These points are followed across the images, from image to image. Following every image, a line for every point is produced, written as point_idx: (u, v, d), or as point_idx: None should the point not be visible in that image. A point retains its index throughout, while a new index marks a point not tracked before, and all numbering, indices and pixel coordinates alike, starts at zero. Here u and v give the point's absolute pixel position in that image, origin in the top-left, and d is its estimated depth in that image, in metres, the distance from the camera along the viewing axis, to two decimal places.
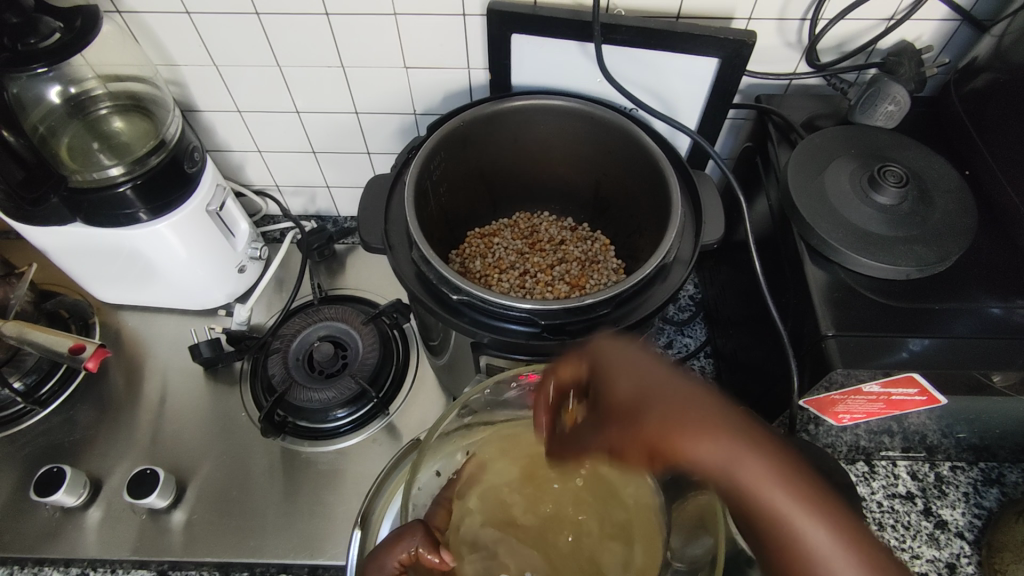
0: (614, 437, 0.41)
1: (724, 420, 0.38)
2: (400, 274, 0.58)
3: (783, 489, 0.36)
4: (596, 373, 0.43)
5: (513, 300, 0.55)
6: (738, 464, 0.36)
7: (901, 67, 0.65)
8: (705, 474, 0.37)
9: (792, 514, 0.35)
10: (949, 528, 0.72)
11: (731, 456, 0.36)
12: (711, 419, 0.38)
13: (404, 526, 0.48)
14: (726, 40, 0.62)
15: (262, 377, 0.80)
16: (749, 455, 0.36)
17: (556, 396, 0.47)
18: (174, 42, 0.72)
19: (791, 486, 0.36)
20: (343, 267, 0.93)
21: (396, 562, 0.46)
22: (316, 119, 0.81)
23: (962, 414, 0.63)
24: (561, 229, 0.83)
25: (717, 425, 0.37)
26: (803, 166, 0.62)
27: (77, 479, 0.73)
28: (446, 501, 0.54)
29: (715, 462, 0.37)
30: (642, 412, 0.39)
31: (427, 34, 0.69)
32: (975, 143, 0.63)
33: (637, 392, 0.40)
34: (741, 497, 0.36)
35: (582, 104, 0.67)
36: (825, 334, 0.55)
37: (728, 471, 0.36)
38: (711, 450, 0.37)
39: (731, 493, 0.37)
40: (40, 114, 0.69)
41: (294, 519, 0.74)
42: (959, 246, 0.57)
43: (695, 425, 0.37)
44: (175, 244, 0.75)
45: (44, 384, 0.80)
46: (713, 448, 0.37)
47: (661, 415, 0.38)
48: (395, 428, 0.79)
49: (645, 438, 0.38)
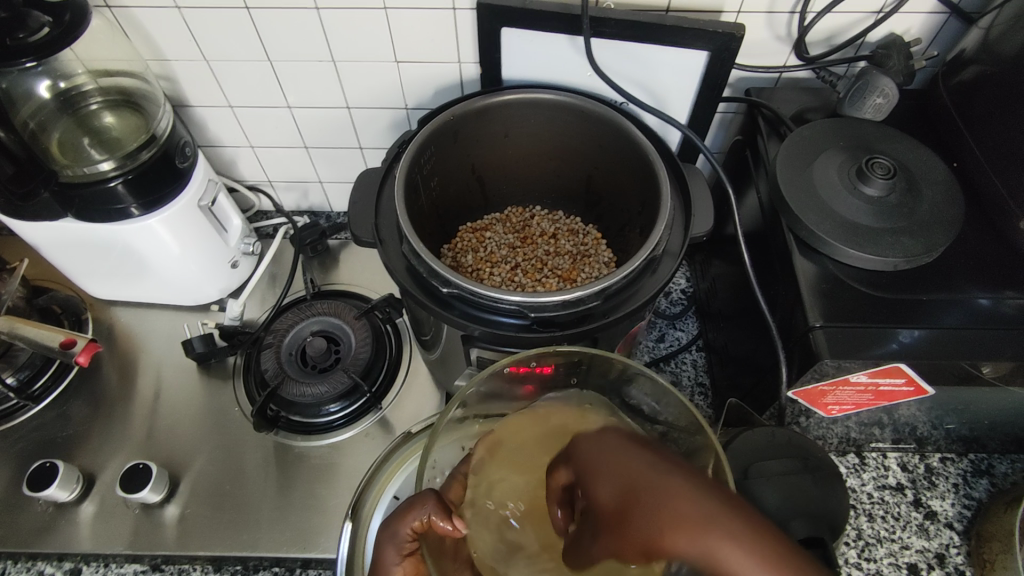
0: (610, 550, 0.36)
1: (718, 523, 0.33)
2: (390, 267, 0.58)
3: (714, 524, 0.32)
4: (583, 480, 0.40)
5: (503, 293, 0.55)
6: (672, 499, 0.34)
7: (889, 60, 0.65)
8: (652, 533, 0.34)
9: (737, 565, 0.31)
10: (938, 519, 0.73)
11: (678, 497, 0.34)
12: (669, 486, 0.35)
13: (418, 496, 0.51)
14: (715, 33, 0.62)
15: (255, 372, 0.81)
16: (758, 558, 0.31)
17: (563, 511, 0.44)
18: (164, 38, 0.72)
19: (733, 526, 0.32)
20: (337, 262, 0.93)
21: (409, 528, 0.49)
22: (308, 115, 0.81)
23: (951, 405, 0.64)
24: (554, 222, 0.84)
25: (702, 484, 0.35)
26: (792, 158, 0.62)
27: (70, 474, 0.73)
28: (463, 474, 0.54)
29: (706, 561, 0.32)
30: (630, 514, 0.35)
31: (417, 29, 0.69)
32: (963, 136, 0.63)
33: (626, 496, 0.36)
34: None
35: (571, 97, 0.67)
36: (812, 326, 0.56)
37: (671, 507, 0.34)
38: (646, 504, 0.35)
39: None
40: (30, 109, 0.69)
41: (287, 512, 0.74)
42: (945, 238, 0.57)
43: (656, 499, 0.35)
44: (167, 239, 0.75)
45: (37, 379, 0.80)
46: (690, 534, 0.32)
47: (644, 505, 0.35)
48: (388, 422, 0.79)
49: (636, 540, 0.34)
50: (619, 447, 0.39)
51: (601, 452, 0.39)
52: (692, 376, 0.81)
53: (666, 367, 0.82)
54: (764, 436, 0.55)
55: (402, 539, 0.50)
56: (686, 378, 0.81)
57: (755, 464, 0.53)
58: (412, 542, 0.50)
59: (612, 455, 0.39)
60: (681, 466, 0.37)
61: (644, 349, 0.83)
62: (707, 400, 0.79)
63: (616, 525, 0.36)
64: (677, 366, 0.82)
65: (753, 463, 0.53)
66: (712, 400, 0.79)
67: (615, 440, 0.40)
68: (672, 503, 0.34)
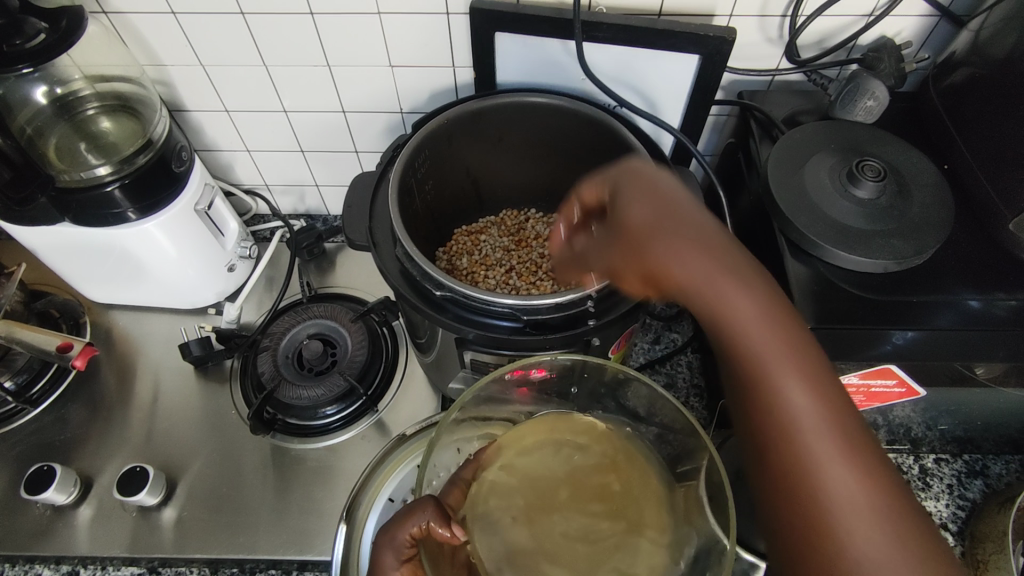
0: (618, 261, 0.50)
1: (745, 286, 0.45)
2: (384, 270, 0.59)
3: (753, 319, 0.45)
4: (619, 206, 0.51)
5: (496, 295, 0.56)
6: (711, 265, 0.46)
7: (880, 63, 0.65)
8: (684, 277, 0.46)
9: (773, 371, 0.44)
10: (933, 519, 0.73)
11: (708, 260, 0.46)
12: (698, 239, 0.47)
13: (417, 501, 0.52)
14: (707, 36, 0.62)
15: (251, 375, 0.81)
16: (746, 292, 0.45)
17: (581, 218, 0.55)
18: (160, 43, 0.72)
19: (763, 321, 0.45)
20: (333, 265, 0.93)
21: (408, 533, 0.50)
22: (304, 118, 0.82)
23: (943, 406, 0.64)
24: (549, 226, 0.84)
25: (730, 255, 0.47)
26: (783, 161, 0.63)
27: (68, 477, 0.73)
28: (463, 481, 0.54)
29: (710, 295, 0.45)
30: (655, 241, 0.47)
31: (411, 33, 0.69)
32: (953, 138, 0.63)
33: (655, 220, 0.48)
34: (759, 374, 0.44)
35: (564, 101, 0.67)
36: (804, 327, 0.56)
37: (734, 311, 0.45)
38: (681, 252, 0.46)
39: (719, 314, 0.45)
40: (27, 116, 0.69)
41: (283, 515, 0.74)
42: (936, 240, 0.58)
43: (686, 242, 0.47)
44: (164, 243, 0.75)
45: (34, 383, 0.81)
46: (708, 278, 0.45)
47: (672, 229, 0.47)
48: (384, 424, 0.79)
49: (648, 262, 0.47)
50: (667, 190, 0.50)
51: (642, 191, 0.50)
52: (687, 378, 0.82)
53: (661, 369, 0.82)
54: None
55: (400, 544, 0.50)
56: (681, 380, 0.82)
57: None
58: (411, 548, 0.51)
59: (650, 191, 0.50)
60: (720, 231, 0.48)
61: (639, 351, 0.84)
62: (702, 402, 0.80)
63: (635, 240, 0.48)
64: (672, 368, 0.82)
65: None
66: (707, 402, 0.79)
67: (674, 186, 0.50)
68: (705, 258, 0.46)
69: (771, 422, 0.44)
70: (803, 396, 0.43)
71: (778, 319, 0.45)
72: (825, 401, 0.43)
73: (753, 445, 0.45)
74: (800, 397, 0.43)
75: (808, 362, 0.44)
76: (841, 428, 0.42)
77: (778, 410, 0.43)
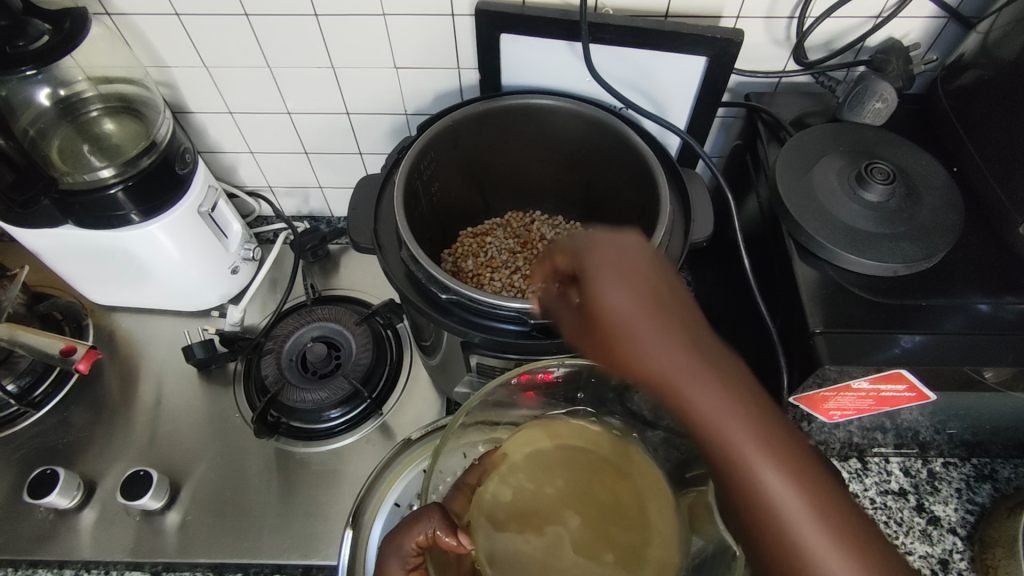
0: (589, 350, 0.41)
1: (726, 390, 0.36)
2: (390, 274, 0.58)
3: (720, 399, 0.36)
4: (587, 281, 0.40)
5: (503, 299, 0.55)
6: (687, 368, 0.37)
7: (888, 65, 0.65)
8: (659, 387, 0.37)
9: (750, 463, 0.36)
10: (942, 524, 0.72)
11: (643, 305, 0.38)
12: (673, 335, 0.37)
13: (423, 509, 0.51)
14: (714, 38, 0.62)
15: (255, 378, 0.81)
16: (717, 391, 0.36)
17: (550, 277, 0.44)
18: (164, 45, 0.72)
19: (744, 414, 0.36)
20: (337, 267, 0.93)
21: (413, 542, 0.50)
22: (308, 120, 0.81)
23: (952, 410, 0.64)
24: (554, 228, 0.83)
25: (700, 331, 0.38)
26: (791, 163, 0.62)
27: (71, 481, 0.73)
28: (468, 487, 0.54)
29: (685, 407, 0.37)
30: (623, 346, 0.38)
31: (416, 35, 0.69)
32: (962, 140, 0.63)
33: (622, 318, 0.38)
34: (738, 467, 0.36)
35: (570, 103, 0.67)
36: (813, 331, 0.55)
37: (696, 397, 0.36)
38: (652, 335, 0.37)
39: (699, 427, 0.36)
40: (29, 117, 0.69)
41: (288, 519, 0.74)
42: (946, 243, 0.57)
43: (654, 340, 0.37)
44: (167, 245, 0.75)
45: (37, 386, 0.81)
46: (681, 388, 0.36)
47: (637, 330, 0.38)
48: (388, 427, 0.79)
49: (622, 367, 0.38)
50: (634, 261, 0.39)
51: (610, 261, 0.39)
52: None
53: None
54: None
55: (406, 553, 0.50)
56: None
57: None
58: (416, 556, 0.51)
59: (618, 266, 0.39)
60: (690, 307, 0.39)
61: None
62: None
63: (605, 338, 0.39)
64: None
65: None
66: None
67: (636, 246, 0.40)
68: (682, 352, 0.37)
69: (751, 508, 0.36)
70: (795, 490, 0.35)
71: (755, 400, 0.37)
72: (806, 480, 0.36)
73: (752, 545, 0.38)
74: (798, 511, 0.35)
75: (799, 450, 0.37)
76: (841, 529, 0.35)
77: (766, 516, 0.36)
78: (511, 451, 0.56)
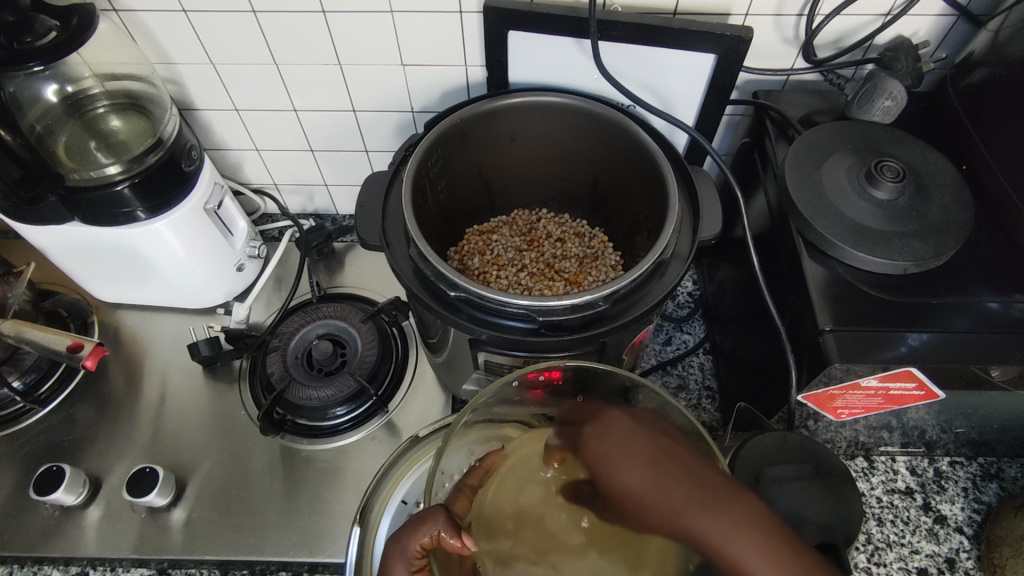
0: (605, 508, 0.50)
1: (706, 498, 0.44)
2: (398, 271, 0.58)
3: (702, 512, 0.44)
4: (600, 465, 0.50)
5: (511, 296, 0.55)
6: (665, 491, 0.46)
7: (897, 63, 0.64)
8: (651, 519, 0.46)
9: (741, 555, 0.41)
10: (948, 523, 0.72)
11: (643, 470, 0.48)
12: (653, 469, 0.47)
13: (428, 510, 0.50)
14: (723, 35, 0.62)
15: (261, 375, 0.81)
16: (700, 514, 0.44)
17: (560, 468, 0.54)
18: (171, 41, 0.72)
19: (716, 510, 0.43)
20: (342, 265, 0.93)
21: (418, 544, 0.48)
22: (314, 118, 0.81)
23: (960, 409, 0.63)
24: (560, 226, 0.83)
25: (673, 465, 0.47)
26: (800, 161, 0.62)
27: (77, 478, 0.73)
28: (469, 488, 0.54)
29: (676, 525, 0.44)
30: (624, 495, 0.48)
31: (424, 32, 0.69)
32: (972, 138, 0.63)
33: (616, 467, 0.49)
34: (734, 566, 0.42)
35: (579, 100, 0.67)
36: (822, 329, 0.55)
37: (687, 521, 0.44)
38: (635, 472, 0.48)
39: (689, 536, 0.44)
40: (37, 113, 0.68)
41: (293, 516, 0.74)
42: (956, 241, 0.57)
43: (638, 481, 0.47)
44: (173, 243, 0.75)
45: (43, 383, 0.80)
46: (668, 511, 0.45)
47: (629, 473, 0.48)
48: (394, 425, 0.79)
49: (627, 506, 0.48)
50: (619, 428, 0.51)
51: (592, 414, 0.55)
52: (699, 379, 0.81)
53: (673, 371, 0.82)
54: (776, 440, 0.55)
55: (410, 556, 0.49)
56: (693, 381, 0.81)
57: (766, 468, 0.53)
58: (421, 559, 0.49)
59: (606, 430, 0.52)
60: (664, 447, 0.49)
61: (651, 352, 0.83)
62: (715, 403, 0.79)
63: (611, 491, 0.49)
64: (684, 369, 0.82)
65: (765, 467, 0.53)
66: (719, 404, 0.79)
67: (626, 424, 0.51)
68: (661, 478, 0.47)
69: None
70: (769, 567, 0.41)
71: (725, 500, 0.44)
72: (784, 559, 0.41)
73: None
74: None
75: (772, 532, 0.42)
76: None
77: None
78: (511, 453, 0.57)
